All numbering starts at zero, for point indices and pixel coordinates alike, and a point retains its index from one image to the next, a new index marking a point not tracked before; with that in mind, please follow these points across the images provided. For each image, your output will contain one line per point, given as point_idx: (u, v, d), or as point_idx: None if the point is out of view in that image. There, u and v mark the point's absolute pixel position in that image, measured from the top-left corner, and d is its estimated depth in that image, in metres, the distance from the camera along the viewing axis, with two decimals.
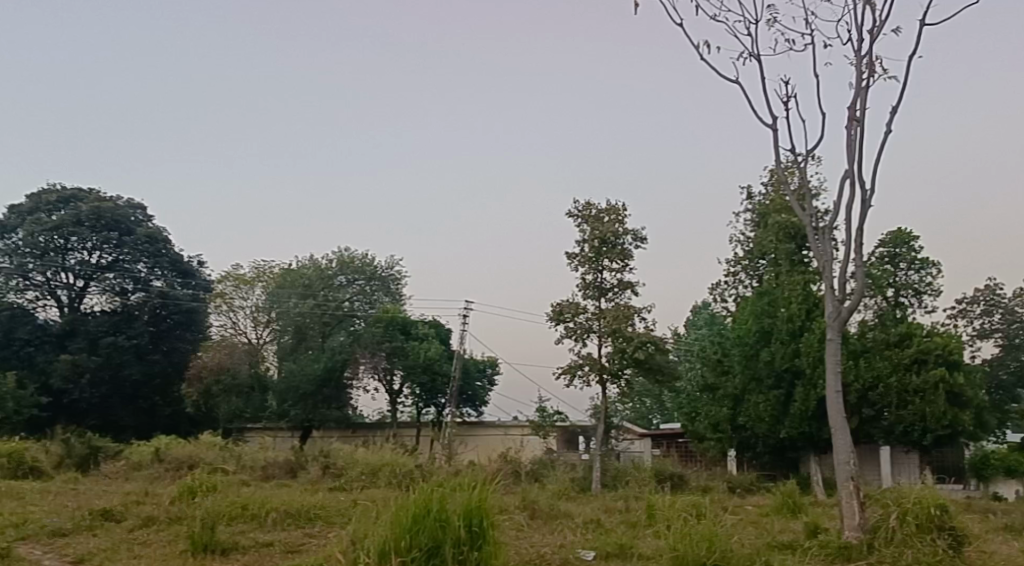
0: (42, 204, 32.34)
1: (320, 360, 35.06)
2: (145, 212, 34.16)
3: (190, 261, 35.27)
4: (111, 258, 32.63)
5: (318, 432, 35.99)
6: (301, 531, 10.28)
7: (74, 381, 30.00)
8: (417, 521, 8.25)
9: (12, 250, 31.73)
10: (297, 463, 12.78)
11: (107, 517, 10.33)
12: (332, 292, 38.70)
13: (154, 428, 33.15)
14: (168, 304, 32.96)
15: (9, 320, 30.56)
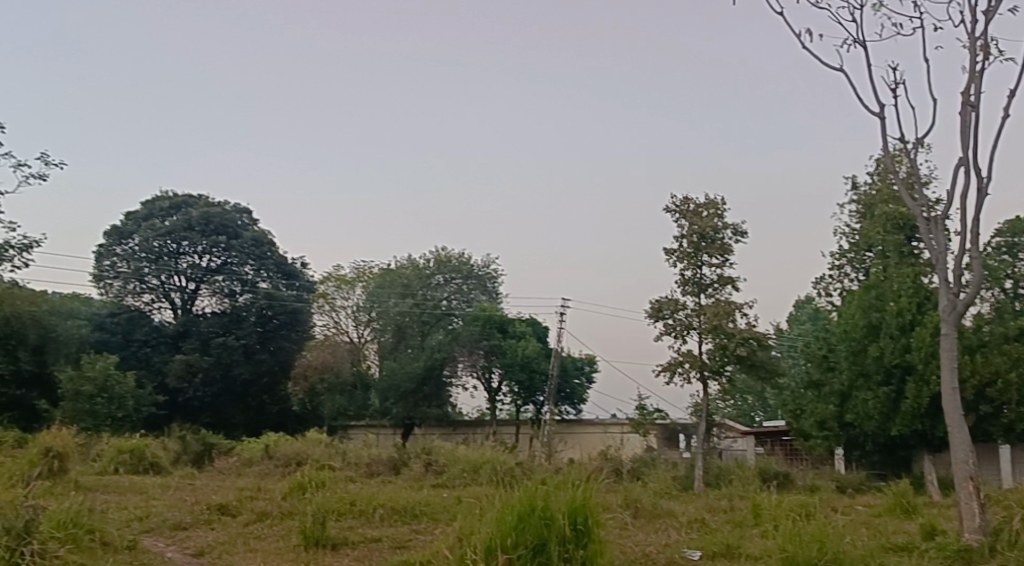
0: (155, 209, 33.58)
1: (421, 358, 35.40)
2: (250, 215, 35.20)
3: (294, 263, 36.20)
4: (220, 261, 33.80)
5: (420, 429, 36.12)
6: (408, 528, 10.46)
7: (188, 381, 31.22)
8: (521, 519, 8.26)
9: (129, 255, 33.06)
10: (400, 460, 12.97)
11: (223, 511, 10.72)
12: (430, 292, 39.96)
13: (263, 426, 34.16)
14: (274, 306, 33.78)
15: (128, 322, 32.19)
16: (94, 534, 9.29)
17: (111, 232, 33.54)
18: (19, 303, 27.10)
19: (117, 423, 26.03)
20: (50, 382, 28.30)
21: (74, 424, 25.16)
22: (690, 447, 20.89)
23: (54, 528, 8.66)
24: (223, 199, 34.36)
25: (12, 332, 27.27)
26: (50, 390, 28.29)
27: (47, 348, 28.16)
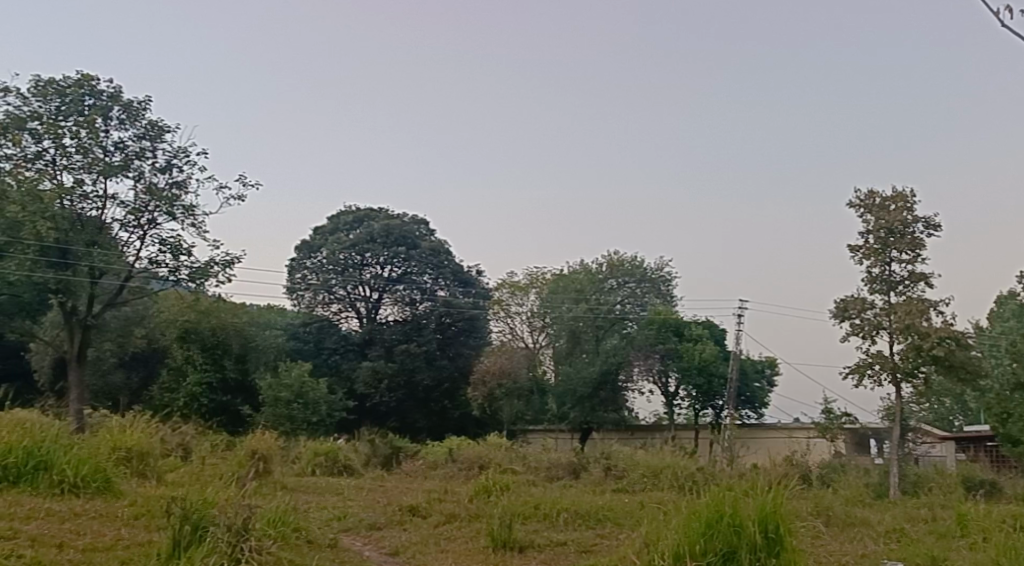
0: (340, 224, 35.36)
1: (596, 363, 35.72)
2: (427, 226, 36.54)
3: (469, 272, 37.20)
4: (401, 271, 35.08)
5: (597, 433, 36.62)
6: (592, 532, 10.49)
7: (375, 387, 32.72)
8: (709, 526, 8.06)
9: (318, 267, 34.90)
10: (579, 464, 13.04)
11: (414, 513, 11.10)
12: (604, 296, 39.62)
13: (446, 429, 35.01)
14: (452, 312, 35.30)
15: (319, 331, 34.08)
16: (299, 532, 9.83)
17: (301, 247, 35.83)
18: (222, 316, 29.81)
19: (313, 428, 27.50)
20: (252, 389, 30.30)
21: (274, 428, 26.89)
22: (884, 453, 20.08)
23: (264, 525, 9.17)
24: (402, 212, 35.84)
25: (218, 342, 29.65)
26: (251, 396, 30.26)
27: (249, 356, 30.40)
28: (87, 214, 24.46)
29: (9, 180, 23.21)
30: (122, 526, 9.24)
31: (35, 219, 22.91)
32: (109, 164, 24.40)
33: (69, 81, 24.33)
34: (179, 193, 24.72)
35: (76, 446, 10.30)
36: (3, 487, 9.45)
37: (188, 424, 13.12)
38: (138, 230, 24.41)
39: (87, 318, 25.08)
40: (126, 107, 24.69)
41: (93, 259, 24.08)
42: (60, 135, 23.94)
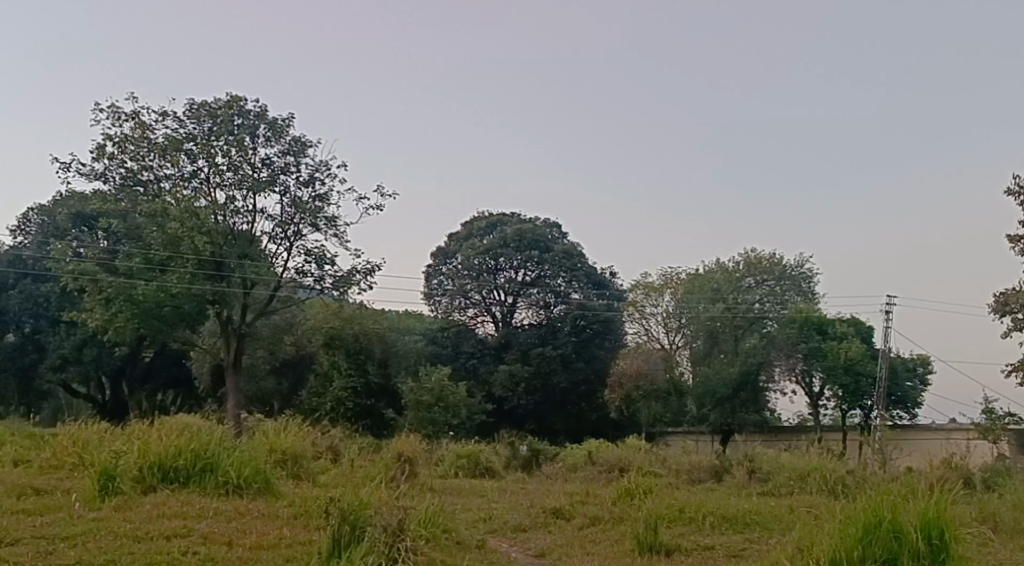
0: (474, 230, 36.82)
1: (736, 363, 34.94)
2: (559, 230, 37.07)
3: (602, 274, 37.42)
4: (535, 274, 35.79)
5: (739, 436, 35.65)
6: (742, 536, 10.24)
7: (513, 390, 33.08)
8: (867, 530, 7.67)
9: (454, 273, 36.30)
10: (722, 467, 12.81)
11: (558, 515, 11.15)
12: (742, 296, 38.27)
13: (584, 433, 35.25)
14: (586, 315, 35.28)
15: (457, 336, 34.85)
16: (449, 533, 10.03)
17: (439, 254, 37.44)
18: (365, 322, 30.80)
19: (455, 430, 28.11)
20: (395, 393, 31.12)
21: (417, 430, 27.53)
22: None
23: (416, 526, 9.39)
24: (534, 216, 36.47)
25: (361, 347, 30.71)
26: (394, 400, 31.07)
27: (391, 361, 31.44)
28: (239, 228, 26.14)
29: (170, 199, 25.26)
30: (283, 526, 9.66)
31: (192, 234, 24.63)
32: (257, 180, 25.68)
33: (220, 103, 25.62)
34: (322, 205, 25.70)
35: (238, 449, 10.98)
36: (176, 487, 10.12)
37: (336, 427, 13.60)
38: (285, 242, 25.55)
39: (241, 326, 26.35)
40: (272, 124, 25.90)
41: (245, 270, 25.61)
42: (213, 154, 25.45)
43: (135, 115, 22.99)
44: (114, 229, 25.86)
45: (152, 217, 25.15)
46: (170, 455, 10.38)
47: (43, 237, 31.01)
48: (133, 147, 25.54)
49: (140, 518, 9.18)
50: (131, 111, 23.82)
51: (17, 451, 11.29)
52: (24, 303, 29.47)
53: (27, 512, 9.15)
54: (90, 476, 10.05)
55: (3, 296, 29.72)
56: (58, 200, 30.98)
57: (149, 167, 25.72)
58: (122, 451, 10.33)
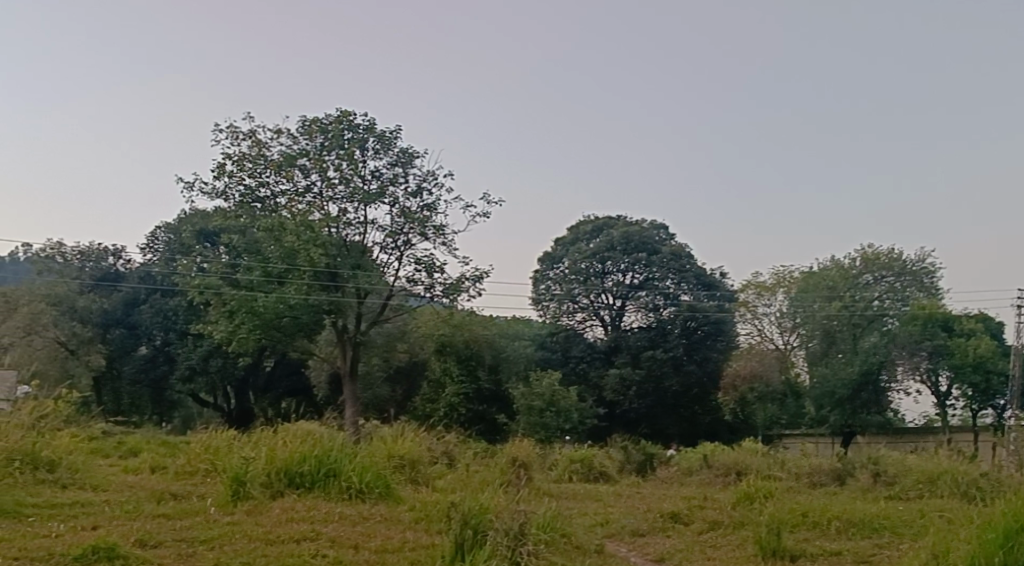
0: (581, 234, 36.51)
1: (855, 363, 33.92)
2: (666, 231, 36.28)
3: (713, 274, 36.57)
4: (643, 277, 35.11)
5: (862, 437, 34.68)
6: (869, 541, 9.91)
7: (624, 394, 33.15)
8: (1008, 537, 7.20)
9: (562, 278, 36.23)
10: (844, 471, 12.54)
11: (676, 519, 11.04)
12: (860, 293, 37.84)
13: (697, 436, 35.05)
14: (697, 317, 34.55)
15: (566, 341, 35.09)
16: (567, 538, 9.99)
17: (545, 259, 37.66)
18: (475, 329, 31.06)
19: (568, 435, 28.21)
20: (507, 398, 31.36)
21: (530, 436, 27.77)
22: None
23: (536, 530, 9.43)
24: (641, 218, 35.78)
25: (472, 354, 30.94)
26: (506, 405, 31.39)
27: (502, 367, 31.49)
28: (352, 239, 26.81)
29: (287, 213, 26.39)
30: (406, 529, 9.89)
31: (307, 246, 25.50)
32: (368, 192, 26.28)
33: (331, 118, 26.48)
34: (430, 214, 26.10)
35: (358, 454, 11.30)
36: (301, 491, 10.50)
37: (450, 433, 13.79)
38: (396, 252, 26.08)
39: (356, 335, 27.18)
40: (380, 137, 26.49)
41: (358, 280, 26.16)
42: (325, 168, 26.30)
43: (252, 134, 23.94)
44: (234, 243, 27.25)
45: (270, 231, 26.23)
46: (295, 461, 10.78)
47: (170, 253, 33.16)
48: (251, 164, 26.99)
49: (271, 522, 9.51)
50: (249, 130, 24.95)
51: (155, 457, 11.92)
52: (154, 317, 31.00)
53: (167, 516, 9.63)
54: (223, 481, 10.53)
55: (135, 310, 31.23)
56: (180, 218, 32.95)
57: (266, 183, 26.88)
58: (251, 458, 10.77)
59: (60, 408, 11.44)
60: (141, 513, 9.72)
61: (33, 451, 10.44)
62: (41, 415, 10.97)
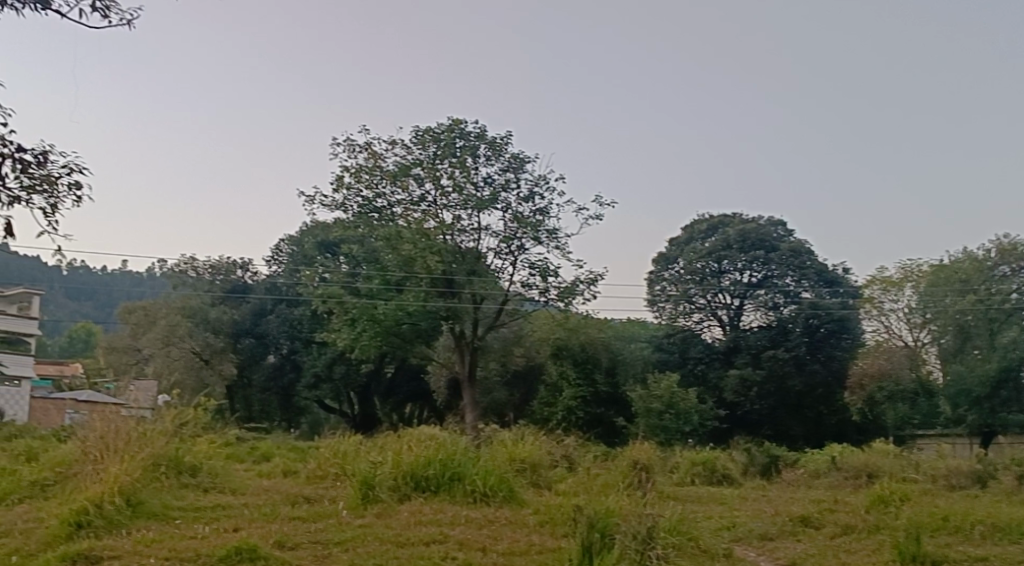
0: (695, 233, 36.12)
1: (992, 361, 32.88)
2: (785, 227, 35.68)
3: (835, 270, 35.41)
4: (761, 275, 34.71)
5: (1002, 437, 33.39)
6: (1019, 547, 9.39)
7: (745, 395, 32.60)
8: None
9: (677, 279, 35.96)
10: (985, 473, 12.01)
11: (807, 523, 10.77)
12: (997, 285, 35.93)
13: (823, 438, 33.78)
14: (820, 314, 33.38)
15: (683, 342, 34.70)
16: (694, 542, 9.80)
17: (659, 259, 37.30)
18: (591, 332, 31.04)
19: (687, 438, 28.03)
20: (624, 401, 30.95)
21: (650, 438, 27.81)
22: None
23: (664, 534, 9.34)
24: (757, 214, 35.35)
25: (588, 357, 30.83)
26: (624, 408, 30.97)
27: (618, 369, 31.23)
28: (466, 246, 27.21)
29: (403, 222, 27.21)
30: (531, 532, 9.92)
31: (423, 254, 26.24)
32: (481, 199, 26.61)
33: (443, 127, 27.08)
34: (543, 218, 26.23)
35: (480, 458, 11.48)
36: (428, 495, 10.70)
37: (569, 436, 13.86)
38: (510, 257, 26.36)
39: (474, 340, 27.61)
40: (491, 144, 26.87)
41: (474, 286, 26.70)
42: (439, 177, 26.91)
43: (368, 146, 24.65)
44: (354, 254, 28.16)
45: (388, 240, 26.99)
46: (421, 464, 11.00)
47: (293, 264, 34.30)
48: (368, 176, 27.90)
49: (399, 525, 9.70)
50: (364, 142, 25.69)
51: (287, 462, 12.38)
52: (281, 326, 32.04)
53: (303, 519, 9.96)
54: (352, 485, 10.82)
55: (263, 321, 32.36)
56: (303, 230, 34.30)
57: (382, 194, 27.72)
58: (378, 462, 11.05)
59: (200, 416, 12.05)
60: (277, 515, 10.09)
61: (176, 457, 11.07)
62: (182, 422, 11.57)
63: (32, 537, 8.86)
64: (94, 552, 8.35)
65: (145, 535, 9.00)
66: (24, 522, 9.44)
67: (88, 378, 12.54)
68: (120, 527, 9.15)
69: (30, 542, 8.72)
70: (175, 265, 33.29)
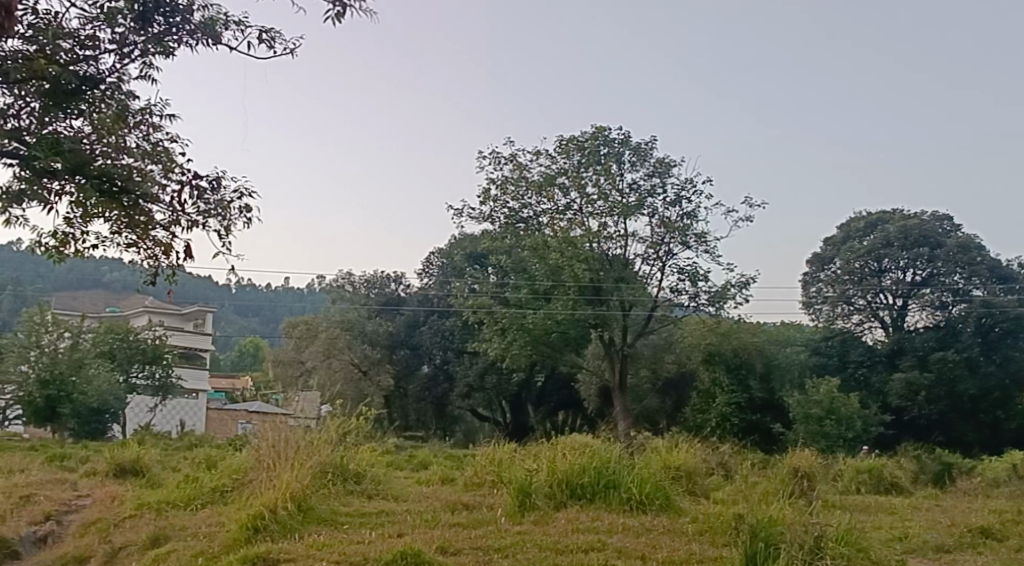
0: (852, 232, 35.57)
1: None
2: (951, 222, 34.22)
3: (1009, 266, 33.47)
4: (926, 274, 33.54)
5: None
6: None
7: (912, 399, 30.71)
8: None
9: (834, 279, 35.43)
10: None
11: (987, 535, 10.11)
12: None
13: (1002, 444, 31.36)
14: (994, 313, 31.64)
15: (843, 345, 33.55)
16: (865, 553, 9.22)
17: (814, 261, 36.80)
18: (744, 337, 30.07)
19: (851, 445, 26.76)
20: (781, 407, 29.79)
21: (811, 445, 26.79)
22: None
23: (832, 544, 8.88)
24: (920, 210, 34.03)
25: (741, 363, 30.07)
26: (782, 414, 29.78)
27: (774, 374, 30.22)
28: (613, 253, 27.15)
29: (549, 231, 27.57)
30: (690, 541, 9.71)
31: (571, 262, 26.12)
32: (627, 205, 26.49)
33: (587, 135, 27.17)
34: (691, 222, 25.85)
35: (635, 466, 11.43)
36: (584, 503, 10.71)
37: (725, 443, 13.63)
38: (658, 262, 26.17)
39: (623, 347, 27.54)
40: (636, 149, 26.75)
41: (622, 293, 26.48)
42: (584, 185, 27.07)
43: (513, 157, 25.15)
44: (502, 264, 28.52)
45: (535, 250, 27.33)
46: (575, 472, 11.04)
47: (443, 276, 35.22)
48: (514, 187, 28.48)
49: (557, 532, 9.73)
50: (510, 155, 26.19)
51: (444, 470, 12.69)
52: (433, 337, 32.85)
53: (462, 525, 10.16)
54: (509, 493, 10.96)
55: (416, 332, 33.33)
56: (452, 242, 35.16)
57: (529, 204, 28.25)
58: (534, 470, 11.18)
59: (361, 425, 12.53)
60: (438, 522, 10.32)
61: (341, 465, 11.53)
62: (346, 431, 12.13)
63: (216, 540, 9.43)
64: (271, 555, 8.77)
65: (317, 539, 9.38)
66: (208, 525, 10.06)
67: (259, 390, 13.26)
68: (293, 531, 9.57)
69: (214, 545, 9.27)
70: (334, 280, 35.21)
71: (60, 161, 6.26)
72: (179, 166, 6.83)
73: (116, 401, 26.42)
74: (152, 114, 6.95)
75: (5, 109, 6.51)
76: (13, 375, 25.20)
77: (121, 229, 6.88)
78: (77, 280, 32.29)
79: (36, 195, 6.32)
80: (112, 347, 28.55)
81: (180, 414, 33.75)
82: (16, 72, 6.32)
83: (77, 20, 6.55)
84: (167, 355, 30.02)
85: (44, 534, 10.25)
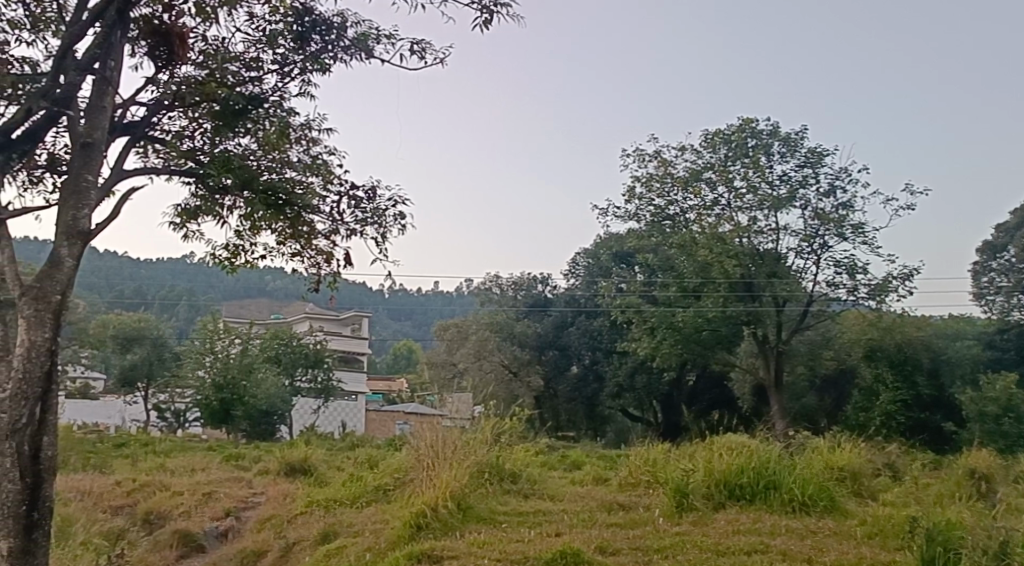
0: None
1: None
2: None
3: None
4: None
5: None
6: None
7: None
8: None
9: (1008, 268, 33.62)
10: None
11: None
12: None
13: None
14: None
15: None
16: None
17: (985, 249, 34.89)
18: (909, 330, 28.83)
19: None
20: (952, 404, 28.03)
21: (988, 445, 25.20)
22: None
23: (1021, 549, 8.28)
24: None
25: (906, 358, 28.57)
26: (953, 411, 28.04)
27: (943, 370, 28.40)
28: (764, 248, 26.48)
29: (697, 228, 27.09)
30: (860, 544, 9.28)
31: (720, 259, 25.86)
32: (777, 198, 25.79)
33: (733, 128, 26.60)
34: (847, 213, 24.85)
35: (797, 466, 11.06)
36: (742, 504, 10.47)
37: (892, 443, 13.08)
38: (812, 255, 25.27)
39: (778, 344, 26.85)
40: (786, 140, 25.97)
41: (776, 288, 25.88)
42: (732, 179, 26.47)
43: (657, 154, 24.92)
44: (649, 262, 28.35)
45: (683, 247, 27.15)
46: (733, 473, 10.81)
47: (589, 276, 34.94)
48: (659, 184, 28.14)
49: (718, 533, 9.55)
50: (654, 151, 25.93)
51: (597, 470, 12.71)
52: (582, 337, 32.77)
53: (618, 525, 10.13)
54: (666, 493, 10.82)
55: (564, 332, 33.43)
56: (598, 242, 35.20)
57: (675, 201, 27.87)
58: (690, 470, 11.03)
59: (515, 425, 12.72)
60: (595, 522, 10.32)
61: (497, 464, 11.79)
62: (499, 431, 12.32)
63: (380, 537, 9.73)
64: (434, 552, 8.97)
65: (477, 537, 9.57)
66: (373, 522, 10.40)
67: (413, 392, 13.62)
68: (454, 530, 9.79)
69: (380, 541, 9.58)
70: (482, 283, 36.05)
71: (230, 177, 6.69)
72: (336, 178, 7.07)
73: (283, 404, 27.60)
74: (311, 128, 7.24)
75: (182, 131, 6.99)
76: (194, 380, 27.63)
77: (286, 239, 7.17)
78: (245, 288, 34.57)
79: (211, 209, 6.92)
80: (278, 352, 29.69)
81: (341, 415, 35.11)
82: (190, 96, 6.82)
83: (244, 44, 6.93)
84: (327, 359, 31.38)
85: (226, 528, 10.98)
